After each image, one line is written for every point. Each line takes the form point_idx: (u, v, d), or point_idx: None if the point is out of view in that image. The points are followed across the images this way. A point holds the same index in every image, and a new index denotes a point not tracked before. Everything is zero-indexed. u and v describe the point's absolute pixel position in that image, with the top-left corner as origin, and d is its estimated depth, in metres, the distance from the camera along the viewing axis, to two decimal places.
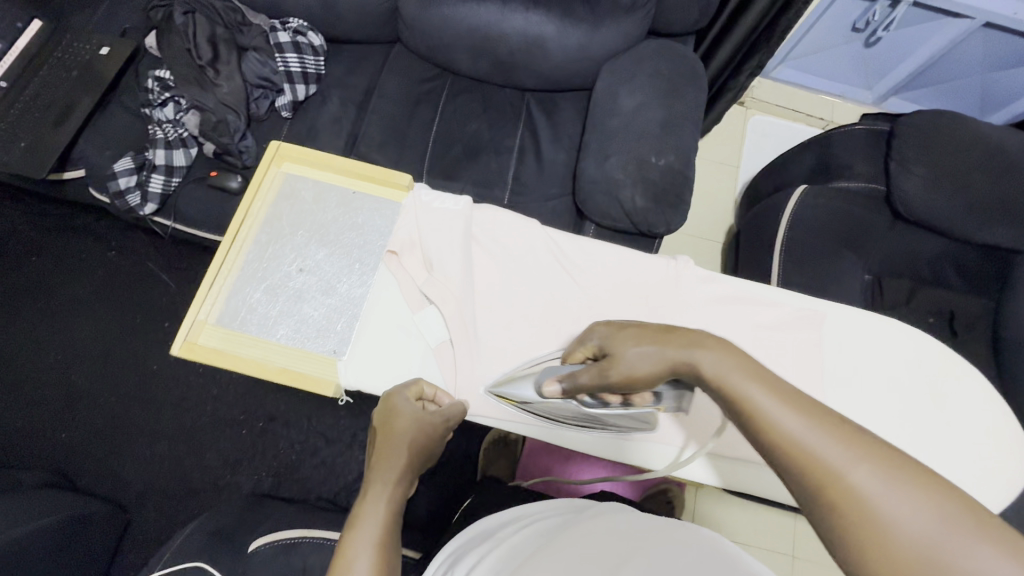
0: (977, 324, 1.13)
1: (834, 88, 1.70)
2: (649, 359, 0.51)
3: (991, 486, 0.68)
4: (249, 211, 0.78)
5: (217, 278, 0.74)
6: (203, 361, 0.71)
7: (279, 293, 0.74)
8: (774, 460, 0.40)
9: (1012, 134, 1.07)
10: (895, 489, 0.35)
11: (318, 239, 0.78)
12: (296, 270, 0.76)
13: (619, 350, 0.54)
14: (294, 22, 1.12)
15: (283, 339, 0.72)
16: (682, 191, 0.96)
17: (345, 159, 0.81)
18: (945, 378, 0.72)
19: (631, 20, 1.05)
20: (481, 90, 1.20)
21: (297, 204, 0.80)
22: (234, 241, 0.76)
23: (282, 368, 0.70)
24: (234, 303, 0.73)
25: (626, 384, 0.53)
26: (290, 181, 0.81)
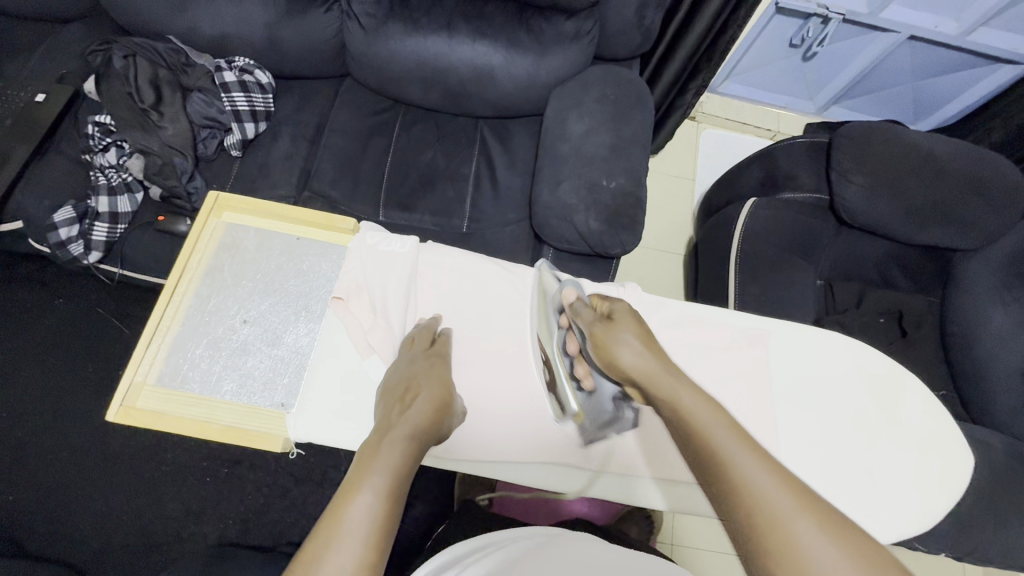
0: (925, 321, 1.18)
1: (779, 101, 1.77)
2: (636, 353, 0.60)
3: (936, 490, 0.71)
4: (188, 265, 0.76)
5: (155, 337, 0.72)
6: (144, 424, 0.69)
7: (222, 347, 0.73)
8: (725, 502, 0.44)
9: (940, 141, 1.13)
10: (831, 542, 0.39)
11: (262, 289, 0.77)
12: (241, 322, 0.74)
13: (623, 319, 0.64)
14: (240, 62, 1.11)
15: (228, 396, 0.70)
16: (635, 212, 0.98)
17: (287, 207, 0.82)
18: (889, 386, 0.75)
19: (576, 48, 1.07)
20: (435, 119, 1.21)
21: (238, 253, 0.78)
22: (174, 296, 0.74)
23: (228, 426, 0.68)
24: (175, 361, 0.71)
25: (600, 339, 0.63)
26: (231, 231, 0.79)
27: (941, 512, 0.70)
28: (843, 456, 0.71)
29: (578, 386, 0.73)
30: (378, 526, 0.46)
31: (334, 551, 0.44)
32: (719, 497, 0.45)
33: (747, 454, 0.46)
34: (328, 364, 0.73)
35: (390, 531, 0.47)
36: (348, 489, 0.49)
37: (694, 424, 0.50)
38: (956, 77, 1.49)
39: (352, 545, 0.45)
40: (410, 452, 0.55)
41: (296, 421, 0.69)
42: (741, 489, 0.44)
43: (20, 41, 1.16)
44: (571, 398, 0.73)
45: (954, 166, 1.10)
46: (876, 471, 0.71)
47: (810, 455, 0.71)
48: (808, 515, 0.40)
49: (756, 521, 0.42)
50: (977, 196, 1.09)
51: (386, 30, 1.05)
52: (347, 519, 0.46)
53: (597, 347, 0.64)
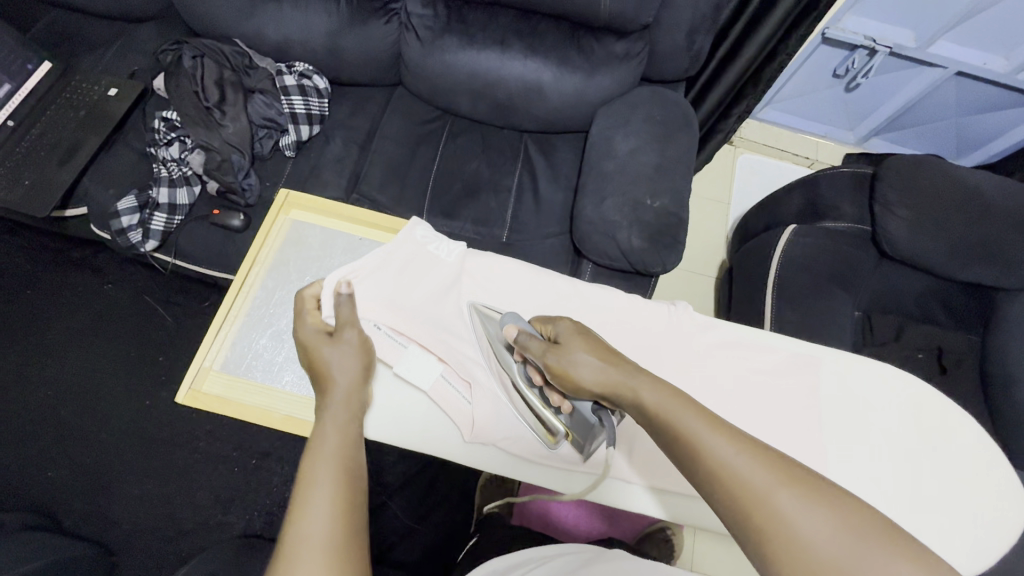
0: (967, 362, 1.15)
1: (819, 130, 1.76)
2: (595, 368, 0.56)
3: (988, 527, 0.69)
4: (256, 259, 0.80)
5: (222, 325, 0.75)
6: (209, 408, 0.72)
7: (284, 339, 0.75)
8: (709, 488, 0.43)
9: (987, 178, 1.12)
10: (815, 511, 0.39)
11: None
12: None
13: (569, 338, 0.60)
14: (300, 67, 1.16)
15: (288, 386, 0.72)
16: (677, 232, 0.99)
17: (352, 209, 0.85)
18: (937, 420, 0.74)
19: (625, 68, 1.09)
20: (481, 131, 1.24)
21: (303, 249, 0.82)
22: (242, 287, 0.78)
23: (287, 416, 0.70)
24: (239, 350, 0.74)
25: (556, 369, 0.58)
26: (298, 228, 0.83)
27: (995, 551, 0.68)
28: (893, 490, 0.70)
29: (557, 411, 0.68)
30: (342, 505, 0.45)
31: (307, 503, 0.44)
32: (705, 487, 0.44)
33: (718, 436, 0.45)
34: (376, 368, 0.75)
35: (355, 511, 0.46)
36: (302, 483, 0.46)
37: (661, 414, 0.49)
38: (1003, 116, 1.48)
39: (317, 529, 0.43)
40: (347, 424, 0.55)
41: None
42: (720, 474, 0.43)
43: (96, 38, 1.23)
44: (556, 424, 0.67)
45: (1002, 204, 1.09)
46: (926, 507, 0.69)
47: (860, 487, 0.70)
48: (789, 488, 0.40)
49: (740, 501, 0.41)
50: None
51: (442, 43, 1.09)
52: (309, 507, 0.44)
53: (557, 376, 0.59)
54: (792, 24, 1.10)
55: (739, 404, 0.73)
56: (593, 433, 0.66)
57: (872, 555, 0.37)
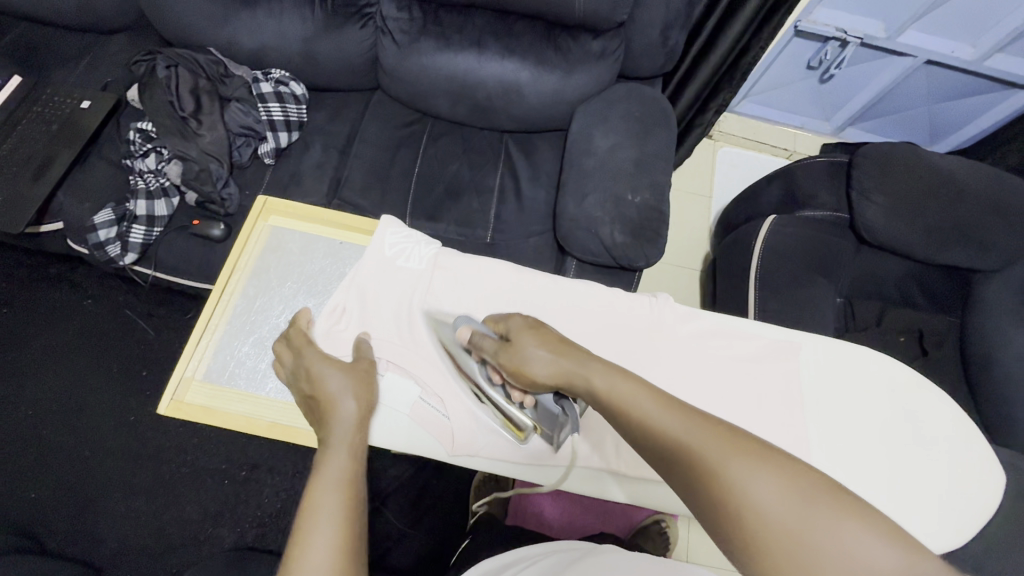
0: (946, 343, 1.18)
1: (795, 121, 1.79)
2: (545, 361, 0.55)
3: (968, 501, 0.71)
4: (237, 265, 0.79)
5: (204, 335, 0.74)
6: (192, 419, 0.71)
7: (267, 345, 0.75)
8: (670, 464, 0.45)
9: (958, 162, 1.15)
10: (765, 476, 0.40)
11: (306, 291, 0.79)
12: (284, 322, 0.76)
13: (519, 333, 0.58)
14: (276, 74, 1.15)
15: (272, 393, 0.72)
16: (659, 225, 1.00)
17: (332, 212, 0.85)
18: (915, 398, 0.75)
19: (602, 65, 1.10)
20: (461, 132, 1.24)
21: (284, 254, 0.81)
22: (222, 296, 0.77)
23: (273, 422, 0.70)
24: (221, 359, 0.74)
25: (508, 367, 0.58)
26: (278, 234, 0.83)
27: (975, 523, 0.70)
28: (877, 470, 0.71)
29: (521, 406, 0.66)
30: (344, 531, 0.46)
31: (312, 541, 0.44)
32: (661, 463, 0.45)
33: (665, 411, 0.46)
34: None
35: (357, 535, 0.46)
36: (303, 511, 0.47)
37: (612, 394, 0.50)
38: (972, 101, 1.51)
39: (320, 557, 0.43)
40: (353, 453, 0.53)
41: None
42: (678, 448, 0.44)
43: (66, 51, 1.21)
44: (523, 419, 0.66)
45: (973, 187, 1.11)
46: (910, 485, 0.71)
47: (844, 469, 0.71)
48: (739, 456, 0.42)
49: (699, 473, 0.42)
50: (996, 218, 1.10)
51: (418, 46, 1.09)
52: (310, 536, 0.45)
53: (510, 373, 0.58)
54: (764, 18, 1.12)
55: (723, 392, 0.74)
56: (560, 422, 0.65)
57: (823, 514, 0.38)
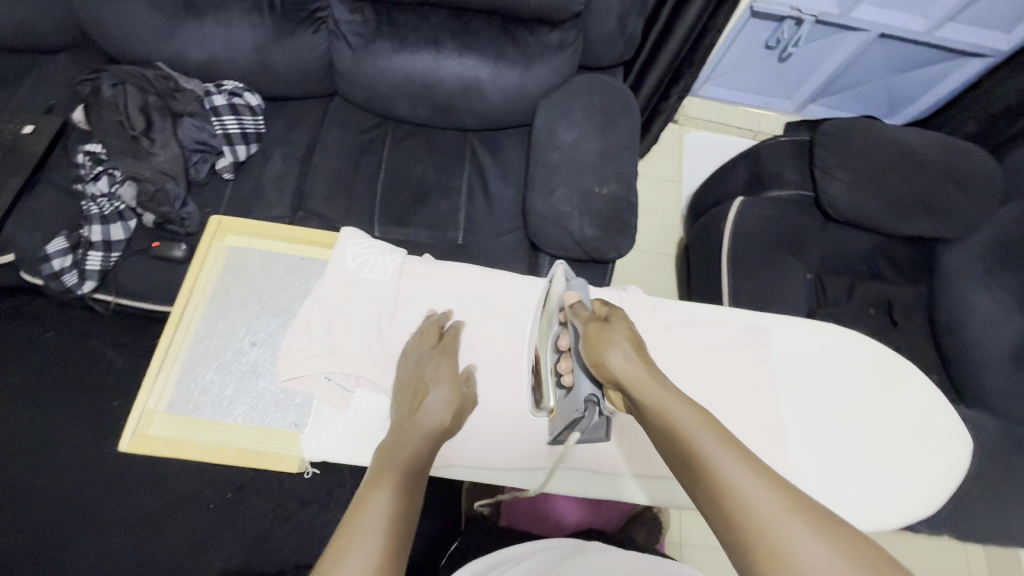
0: (912, 311, 1.21)
1: (758, 101, 1.80)
2: (627, 357, 0.59)
3: (938, 466, 0.73)
4: (194, 289, 0.77)
5: (163, 365, 0.72)
6: (156, 453, 0.69)
7: (232, 370, 0.73)
8: (716, 509, 0.47)
9: (915, 134, 1.17)
10: (817, 544, 0.42)
11: (269, 311, 0.77)
12: (250, 343, 0.75)
13: (618, 322, 0.62)
14: (229, 86, 1.12)
15: (241, 419, 0.71)
16: (628, 216, 1.00)
17: (290, 227, 0.83)
18: (883, 371, 0.77)
19: (561, 58, 1.09)
20: (425, 134, 1.22)
21: (243, 274, 0.79)
22: (180, 322, 0.75)
23: (243, 449, 0.69)
24: (184, 388, 0.71)
25: (591, 340, 0.61)
26: (236, 252, 0.81)
27: (948, 488, 0.72)
28: (852, 444, 0.73)
29: (558, 383, 0.68)
30: (393, 521, 0.51)
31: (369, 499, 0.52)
32: (707, 502, 0.48)
33: (738, 465, 0.48)
34: (334, 411, 0.71)
35: (407, 526, 0.51)
36: (363, 494, 0.53)
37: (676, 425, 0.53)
38: (926, 72, 1.55)
39: (371, 537, 0.48)
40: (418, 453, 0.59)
41: (311, 444, 0.69)
42: (733, 499, 0.46)
43: (4, 73, 1.15)
44: (551, 395, 0.69)
45: (930, 157, 1.14)
46: (884, 455, 0.72)
47: (820, 446, 0.72)
48: (794, 519, 0.44)
49: (745, 522, 0.45)
50: (955, 186, 1.13)
51: (374, 49, 1.07)
52: (368, 513, 0.51)
53: (586, 344, 0.62)
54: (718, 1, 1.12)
55: (697, 381, 0.75)
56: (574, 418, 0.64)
57: None
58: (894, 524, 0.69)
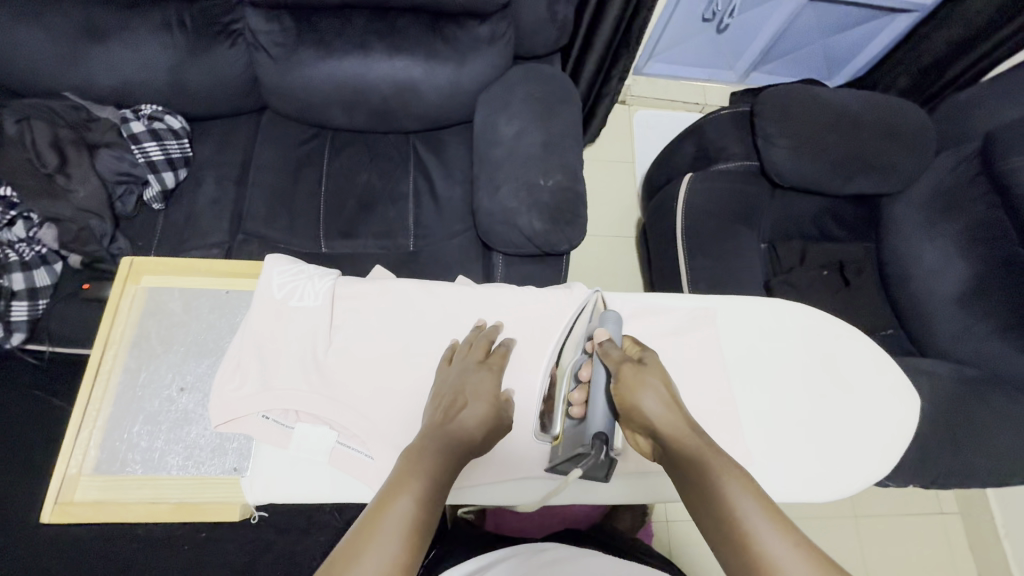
0: (865, 269, 1.23)
1: (702, 74, 1.80)
2: (662, 403, 0.58)
3: (886, 427, 0.75)
4: (109, 340, 0.77)
5: (85, 424, 0.72)
6: (84, 517, 0.69)
7: (160, 420, 0.74)
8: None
9: (851, 96, 1.19)
10: None
11: (196, 353, 0.78)
12: (179, 391, 0.75)
13: (654, 369, 0.62)
14: (148, 109, 1.06)
15: (175, 471, 0.71)
16: (577, 206, 0.99)
17: (208, 261, 0.82)
18: (829, 340, 0.78)
19: (494, 50, 1.06)
20: (364, 140, 1.18)
21: (164, 317, 0.79)
22: (99, 377, 0.75)
23: (177, 503, 0.70)
24: (111, 446, 0.72)
25: (626, 381, 0.60)
26: (155, 294, 0.80)
27: (899, 445, 0.74)
28: (806, 414, 0.74)
29: (569, 414, 0.68)
30: (410, 531, 0.45)
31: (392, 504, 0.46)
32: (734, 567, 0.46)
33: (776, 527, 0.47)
34: (275, 449, 0.70)
35: (424, 537, 0.46)
36: (385, 494, 0.47)
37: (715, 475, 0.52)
38: (860, 31, 1.57)
39: (391, 544, 0.43)
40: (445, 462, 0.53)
41: (251, 487, 0.68)
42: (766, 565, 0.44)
43: None
44: (559, 423, 0.68)
45: (867, 118, 1.15)
46: (835, 422, 0.74)
47: (774, 420, 0.73)
48: None
49: None
50: (893, 143, 1.15)
51: (298, 58, 1.02)
52: (386, 520, 0.45)
53: (619, 386, 0.61)
54: None
55: None
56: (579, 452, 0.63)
57: None
58: (849, 489, 0.71)
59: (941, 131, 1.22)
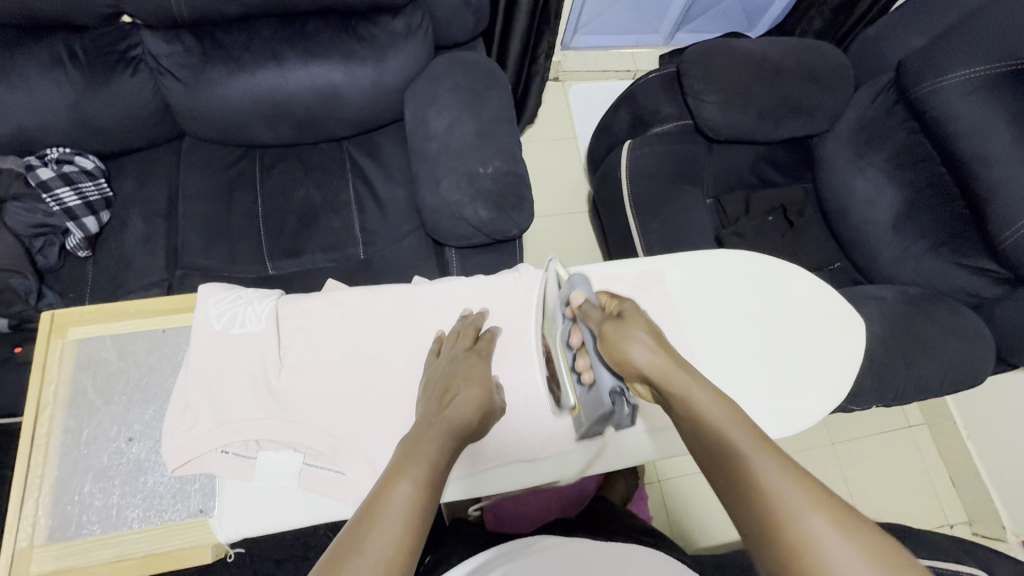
0: (806, 208, 1.27)
1: (629, 41, 1.81)
2: (648, 351, 0.59)
3: (837, 357, 0.78)
4: (42, 403, 0.73)
5: (29, 493, 0.69)
6: None
7: (112, 475, 0.71)
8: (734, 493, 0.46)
9: (768, 43, 1.22)
10: (845, 545, 0.39)
11: (139, 400, 0.75)
12: (127, 441, 0.73)
13: (632, 319, 0.63)
14: (53, 153, 0.99)
15: (137, 524, 0.69)
16: (520, 189, 0.98)
17: (137, 304, 0.79)
18: (774, 280, 0.81)
19: (413, 43, 1.03)
20: (296, 154, 1.14)
21: (99, 369, 0.76)
22: (36, 442, 0.71)
23: (144, 556, 0.67)
24: (62, 511, 0.69)
25: (611, 338, 0.62)
26: (85, 346, 0.76)
27: (853, 370, 0.77)
28: (760, 356, 0.76)
29: (578, 380, 0.70)
30: (416, 514, 0.44)
31: (396, 481, 0.46)
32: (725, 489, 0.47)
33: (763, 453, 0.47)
34: (241, 483, 0.68)
35: (430, 517, 0.46)
36: (389, 475, 0.47)
37: (707, 418, 0.52)
38: None
39: (395, 521, 0.43)
40: (447, 448, 0.53)
41: (221, 526, 0.66)
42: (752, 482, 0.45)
43: None
44: (571, 392, 0.70)
45: (786, 62, 1.19)
46: (788, 359, 0.77)
47: (732, 366, 0.76)
48: (821, 511, 0.41)
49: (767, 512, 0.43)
50: (813, 83, 1.19)
51: (207, 78, 0.97)
52: (390, 501, 0.45)
53: (607, 342, 0.63)
54: None
55: None
56: (605, 415, 0.68)
57: None
58: (808, 422, 0.73)
59: (857, 67, 1.27)
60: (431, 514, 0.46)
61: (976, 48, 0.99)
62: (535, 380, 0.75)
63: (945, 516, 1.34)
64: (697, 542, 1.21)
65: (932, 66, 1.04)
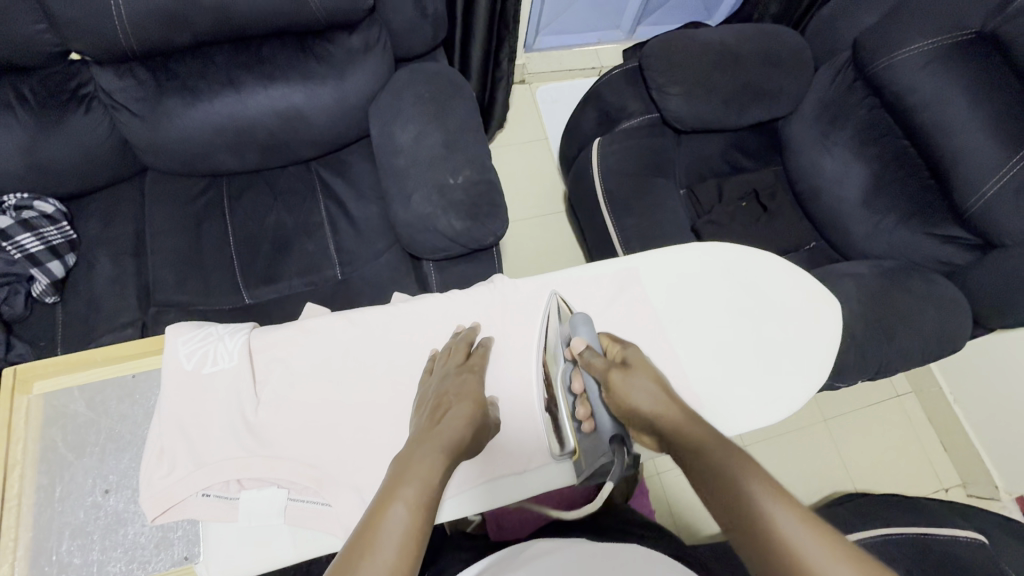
0: (778, 190, 1.29)
1: (592, 38, 1.82)
2: (653, 397, 0.61)
3: (815, 340, 0.78)
4: (10, 463, 0.71)
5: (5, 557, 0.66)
6: None
7: (90, 531, 0.69)
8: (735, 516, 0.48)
9: (727, 31, 1.23)
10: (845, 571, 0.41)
11: (113, 450, 0.73)
12: (104, 493, 0.71)
13: (637, 368, 0.64)
14: (12, 199, 0.97)
15: None
16: (492, 196, 0.98)
17: (103, 351, 0.77)
18: (747, 268, 0.82)
19: (372, 58, 1.02)
20: (263, 179, 1.12)
21: (69, 421, 0.74)
22: (8, 503, 0.69)
23: None
24: (40, 572, 0.67)
25: (616, 387, 0.63)
26: (52, 400, 0.75)
27: (831, 350, 0.78)
28: (739, 345, 0.77)
29: (579, 427, 0.69)
30: (408, 539, 0.43)
31: (389, 503, 0.45)
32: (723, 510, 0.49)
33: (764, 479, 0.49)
34: (223, 525, 0.66)
35: (423, 543, 0.44)
36: (381, 498, 0.46)
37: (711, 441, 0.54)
38: None
39: (388, 549, 0.42)
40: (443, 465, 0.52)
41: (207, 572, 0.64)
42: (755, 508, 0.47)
43: None
44: (571, 436, 0.70)
45: (745, 48, 1.20)
46: (767, 346, 0.77)
47: (713, 358, 0.76)
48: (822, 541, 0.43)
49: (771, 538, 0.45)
50: (773, 67, 1.20)
51: (165, 110, 0.96)
52: (382, 527, 0.44)
53: (613, 395, 0.63)
54: None
55: None
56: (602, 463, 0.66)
57: None
58: (790, 408, 0.74)
59: (815, 47, 1.29)
60: (424, 535, 0.45)
61: (928, 22, 1.01)
62: (518, 390, 0.74)
63: (940, 481, 1.37)
64: (700, 531, 1.22)
65: (887, 43, 1.06)
